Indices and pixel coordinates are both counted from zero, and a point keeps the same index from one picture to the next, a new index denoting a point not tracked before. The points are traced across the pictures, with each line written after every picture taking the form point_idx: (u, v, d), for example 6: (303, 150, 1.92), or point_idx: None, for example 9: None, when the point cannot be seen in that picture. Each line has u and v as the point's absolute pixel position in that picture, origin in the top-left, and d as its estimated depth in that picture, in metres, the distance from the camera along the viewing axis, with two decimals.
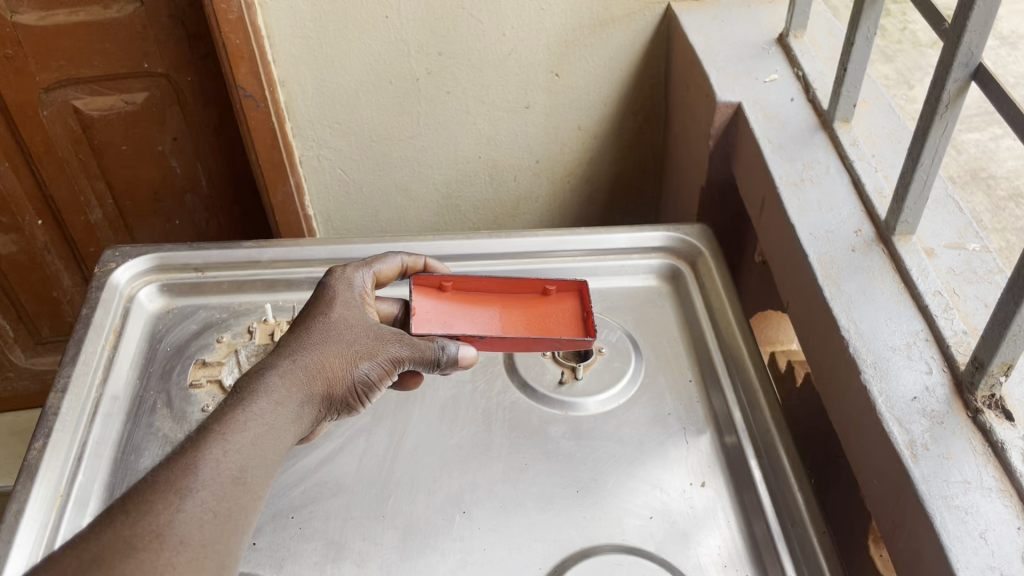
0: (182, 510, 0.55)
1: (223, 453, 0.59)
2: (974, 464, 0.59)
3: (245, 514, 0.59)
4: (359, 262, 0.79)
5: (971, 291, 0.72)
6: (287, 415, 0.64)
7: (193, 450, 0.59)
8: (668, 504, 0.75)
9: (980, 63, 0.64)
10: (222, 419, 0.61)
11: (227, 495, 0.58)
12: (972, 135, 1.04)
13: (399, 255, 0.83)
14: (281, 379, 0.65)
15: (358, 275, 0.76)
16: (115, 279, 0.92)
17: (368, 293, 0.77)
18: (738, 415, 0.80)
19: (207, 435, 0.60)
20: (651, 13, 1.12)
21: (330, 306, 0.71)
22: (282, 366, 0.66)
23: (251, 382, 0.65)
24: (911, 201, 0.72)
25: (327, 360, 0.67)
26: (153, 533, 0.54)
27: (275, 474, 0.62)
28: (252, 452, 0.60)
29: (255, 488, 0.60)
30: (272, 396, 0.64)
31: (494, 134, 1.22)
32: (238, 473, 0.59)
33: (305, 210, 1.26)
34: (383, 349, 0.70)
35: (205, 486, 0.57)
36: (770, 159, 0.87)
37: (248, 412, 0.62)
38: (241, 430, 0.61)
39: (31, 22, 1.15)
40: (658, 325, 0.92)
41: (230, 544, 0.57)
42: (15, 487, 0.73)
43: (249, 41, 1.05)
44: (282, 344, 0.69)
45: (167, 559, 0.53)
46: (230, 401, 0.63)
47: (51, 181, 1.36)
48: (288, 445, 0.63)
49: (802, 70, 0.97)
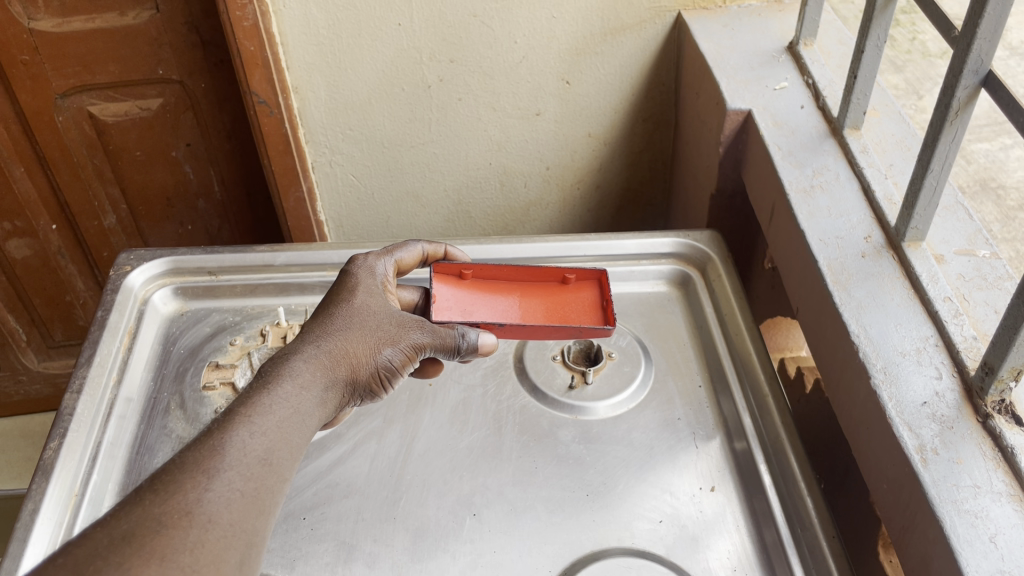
0: (210, 489, 0.56)
1: (249, 435, 0.60)
2: (984, 468, 0.59)
3: (272, 495, 0.59)
4: (380, 251, 0.79)
5: (981, 297, 0.72)
6: (311, 399, 0.65)
7: (220, 431, 0.59)
8: (678, 508, 0.75)
9: (990, 70, 0.65)
10: (248, 402, 0.62)
11: (254, 477, 0.58)
12: (982, 145, 1.04)
13: (420, 242, 0.83)
14: (306, 364, 0.66)
15: (380, 264, 0.77)
16: (130, 281, 0.93)
17: (390, 282, 0.77)
18: (748, 421, 0.81)
19: (234, 417, 0.61)
20: (661, 21, 1.12)
21: (354, 293, 0.72)
22: (306, 352, 0.67)
23: (276, 366, 0.66)
24: (920, 208, 0.72)
25: (351, 346, 0.68)
26: (182, 511, 0.54)
27: (298, 461, 0.63)
28: (278, 435, 0.61)
29: (282, 471, 0.60)
30: (296, 380, 0.65)
31: (504, 141, 1.23)
32: (264, 455, 0.60)
33: (317, 215, 1.27)
34: (406, 335, 0.71)
35: (232, 467, 0.58)
36: (780, 165, 0.88)
37: (273, 395, 0.63)
38: (266, 413, 0.61)
39: (47, 29, 1.17)
40: (667, 330, 0.93)
41: (258, 524, 0.57)
42: (31, 486, 0.73)
43: (263, 48, 1.07)
44: (306, 330, 0.70)
45: (198, 535, 0.54)
46: (256, 384, 0.64)
47: (65, 186, 1.37)
48: (312, 429, 0.64)
49: (812, 78, 0.98)
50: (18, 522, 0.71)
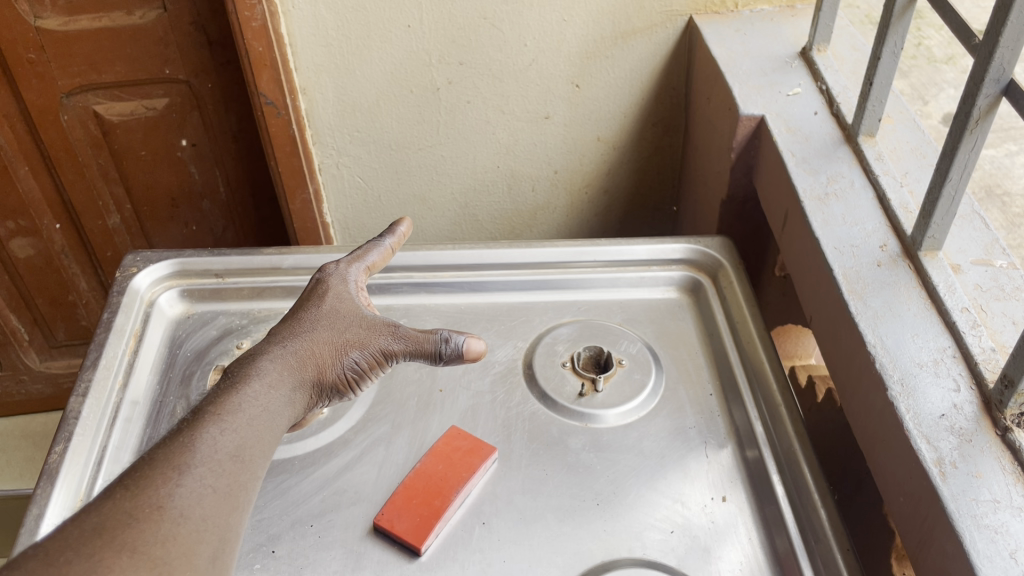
0: (182, 485, 0.56)
1: (220, 432, 0.60)
2: (1002, 482, 0.58)
3: (246, 492, 0.60)
4: (351, 256, 0.78)
5: (999, 307, 0.71)
6: (280, 398, 0.66)
7: (189, 429, 0.60)
8: (689, 518, 0.74)
9: (1011, 79, 0.64)
10: (217, 401, 0.62)
11: (226, 473, 0.59)
12: (988, 152, 1.03)
13: (384, 237, 0.81)
14: (273, 364, 0.67)
15: (352, 271, 0.76)
16: (136, 283, 0.93)
17: (363, 287, 0.77)
18: (760, 430, 0.80)
19: (204, 416, 0.61)
20: (673, 25, 1.11)
21: (323, 297, 0.73)
22: (273, 353, 0.68)
23: (243, 367, 0.66)
24: (938, 217, 0.71)
25: (317, 348, 0.69)
26: (153, 506, 0.54)
27: (269, 459, 0.63)
28: (249, 433, 0.62)
29: (254, 467, 0.61)
30: (265, 378, 0.66)
31: (513, 145, 1.22)
32: (236, 452, 0.60)
33: (323, 217, 1.26)
34: (375, 340, 0.70)
35: (203, 463, 0.58)
36: (794, 172, 0.87)
37: (243, 394, 0.63)
38: (236, 411, 0.62)
39: (53, 27, 1.16)
40: (678, 336, 0.92)
41: (231, 521, 0.57)
42: (36, 490, 0.72)
43: (272, 49, 1.06)
44: (274, 332, 0.71)
45: (168, 529, 0.53)
46: (225, 384, 0.65)
47: (70, 185, 1.36)
48: (282, 428, 0.65)
49: (825, 84, 0.97)
50: (22, 527, 0.70)
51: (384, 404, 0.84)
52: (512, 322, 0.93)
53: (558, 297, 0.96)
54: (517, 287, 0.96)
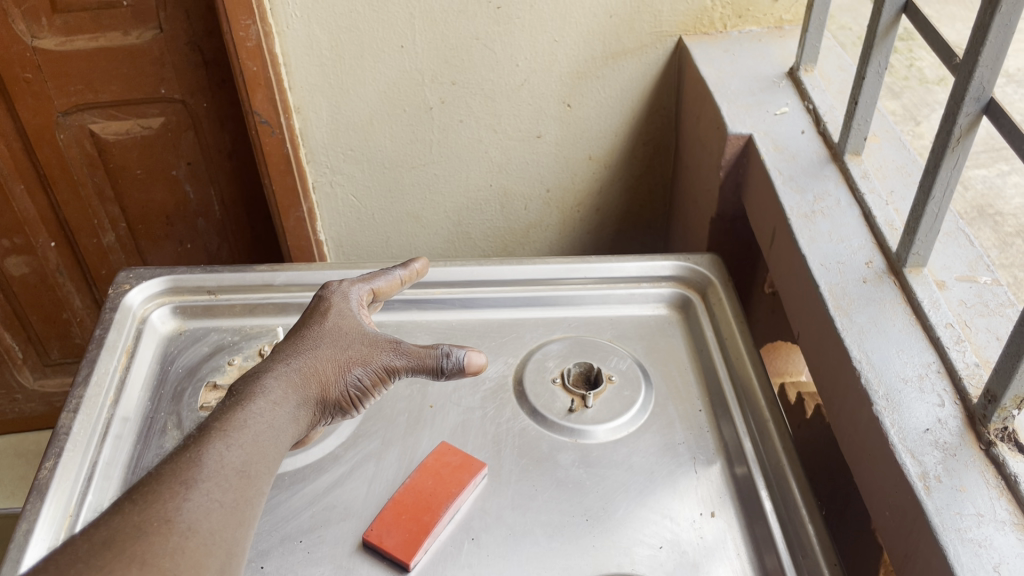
0: (189, 499, 0.56)
1: (226, 447, 0.60)
2: (986, 497, 0.59)
3: (252, 507, 0.60)
4: (356, 279, 0.79)
5: (983, 323, 0.72)
6: (284, 416, 0.66)
7: (196, 444, 0.60)
8: (678, 534, 0.74)
9: (991, 97, 0.65)
10: (223, 417, 0.63)
11: (233, 487, 0.59)
12: (979, 172, 1.01)
13: (396, 270, 0.83)
14: (277, 381, 0.67)
15: (354, 290, 0.77)
16: (128, 300, 0.93)
17: (364, 308, 0.77)
18: (748, 446, 0.80)
19: (209, 432, 0.61)
20: (662, 46, 1.13)
21: (325, 314, 0.73)
22: (278, 370, 0.68)
23: (248, 383, 0.67)
24: (922, 234, 0.72)
25: (321, 366, 0.69)
26: (161, 519, 0.54)
27: (275, 475, 0.63)
28: (253, 449, 0.62)
29: (259, 483, 0.61)
30: (269, 396, 0.66)
31: (505, 163, 1.23)
32: (241, 467, 0.60)
33: (317, 235, 1.27)
34: (377, 356, 0.71)
35: (210, 478, 0.58)
36: (781, 189, 0.88)
37: (248, 411, 0.64)
38: (242, 428, 0.62)
39: (49, 47, 1.17)
40: (667, 354, 0.92)
41: (238, 535, 0.58)
42: (25, 506, 0.72)
43: (266, 69, 1.07)
44: (277, 350, 0.71)
45: (177, 543, 0.54)
46: (229, 401, 0.65)
47: (65, 204, 1.37)
48: (286, 446, 0.65)
49: (812, 103, 0.98)
50: (11, 542, 0.70)
51: (374, 420, 0.85)
52: (503, 338, 0.94)
53: (548, 314, 0.97)
54: (508, 303, 0.97)
